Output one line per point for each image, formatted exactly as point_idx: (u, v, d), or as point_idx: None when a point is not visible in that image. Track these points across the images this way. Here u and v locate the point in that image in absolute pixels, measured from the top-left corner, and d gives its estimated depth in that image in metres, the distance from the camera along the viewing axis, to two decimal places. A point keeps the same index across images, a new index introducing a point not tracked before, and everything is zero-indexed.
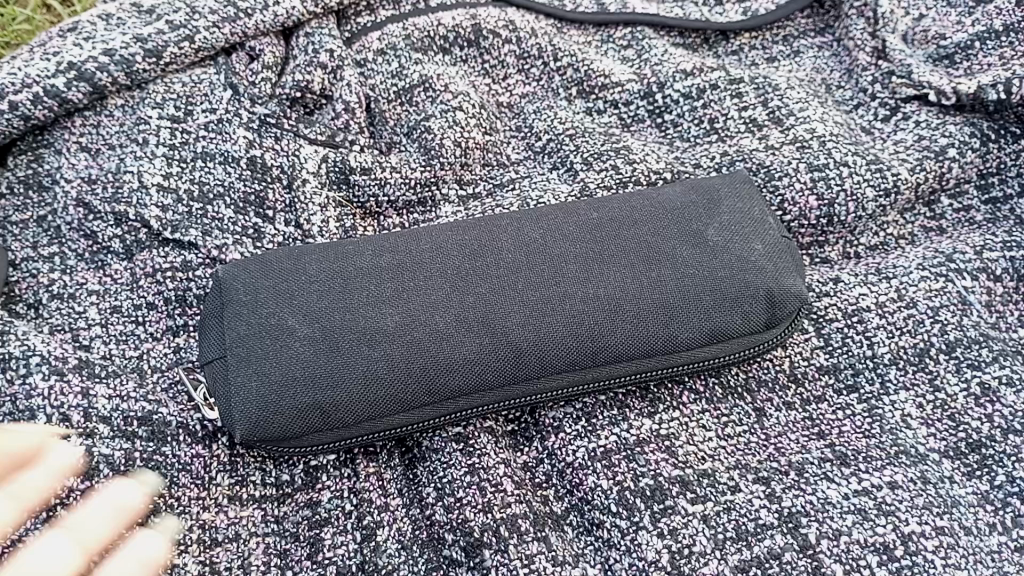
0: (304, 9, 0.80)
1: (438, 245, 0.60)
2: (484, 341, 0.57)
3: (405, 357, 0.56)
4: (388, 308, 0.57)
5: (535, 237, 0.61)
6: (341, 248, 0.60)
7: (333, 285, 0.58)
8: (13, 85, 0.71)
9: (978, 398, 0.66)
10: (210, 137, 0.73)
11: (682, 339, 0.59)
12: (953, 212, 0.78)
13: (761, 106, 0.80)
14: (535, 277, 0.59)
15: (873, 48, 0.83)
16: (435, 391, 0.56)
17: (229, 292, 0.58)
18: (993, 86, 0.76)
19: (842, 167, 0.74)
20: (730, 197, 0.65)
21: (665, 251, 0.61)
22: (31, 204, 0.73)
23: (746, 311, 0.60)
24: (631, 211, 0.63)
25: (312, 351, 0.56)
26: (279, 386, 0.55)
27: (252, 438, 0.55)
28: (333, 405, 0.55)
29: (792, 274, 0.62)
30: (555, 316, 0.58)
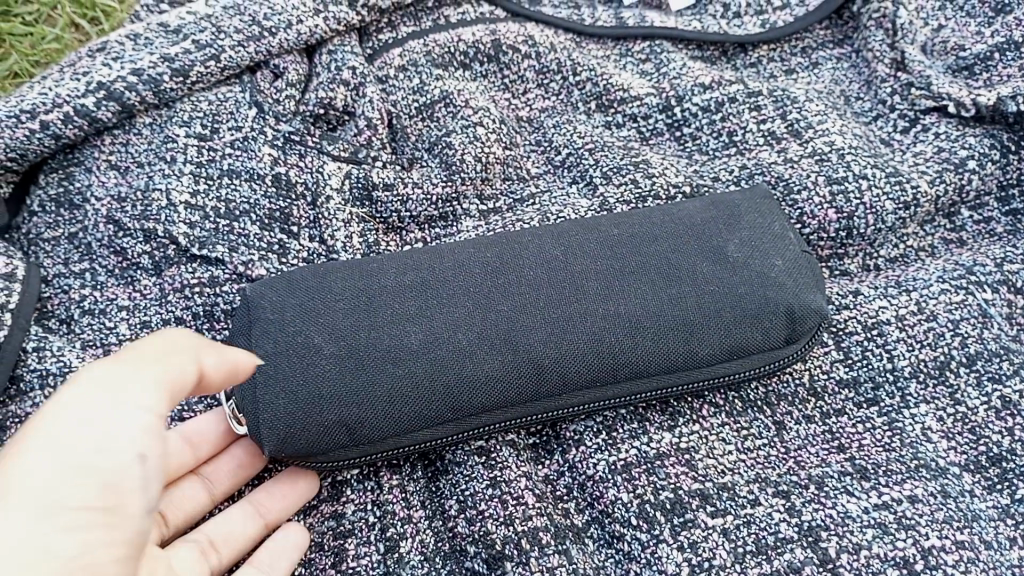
0: (328, 27, 0.81)
1: (460, 263, 0.61)
2: (507, 358, 0.58)
3: (429, 374, 0.57)
4: (412, 326, 0.58)
5: (556, 255, 0.62)
6: (365, 266, 0.61)
7: (358, 303, 0.59)
8: (44, 105, 0.73)
9: (999, 411, 0.66)
10: (236, 155, 0.75)
11: (701, 356, 0.60)
12: (973, 224, 0.78)
13: (780, 118, 0.80)
14: (557, 294, 0.60)
15: (892, 59, 0.83)
16: (458, 407, 0.57)
17: (256, 312, 0.59)
18: (1012, 97, 0.77)
19: (861, 180, 0.75)
20: (750, 212, 0.65)
21: (685, 268, 0.61)
22: (63, 221, 0.74)
23: (766, 327, 0.61)
24: (651, 228, 0.64)
25: (338, 368, 0.57)
26: (305, 404, 0.56)
27: (281, 454, 0.57)
28: (359, 420, 0.57)
29: (813, 289, 0.62)
30: (576, 333, 0.58)
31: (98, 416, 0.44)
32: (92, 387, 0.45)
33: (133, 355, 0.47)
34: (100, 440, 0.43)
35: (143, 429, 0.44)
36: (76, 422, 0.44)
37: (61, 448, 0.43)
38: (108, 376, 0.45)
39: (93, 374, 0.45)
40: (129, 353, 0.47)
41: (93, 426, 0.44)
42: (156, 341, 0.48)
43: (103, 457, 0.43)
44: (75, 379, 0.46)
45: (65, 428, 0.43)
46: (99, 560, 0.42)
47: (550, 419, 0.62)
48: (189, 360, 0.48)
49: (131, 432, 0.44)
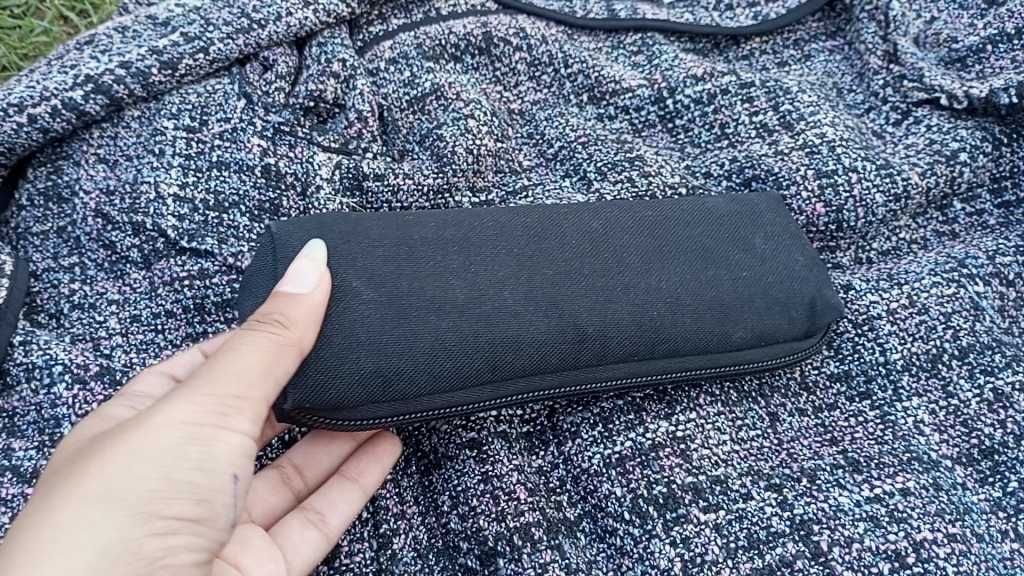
0: (318, 20, 0.81)
1: (501, 225, 0.59)
2: (553, 320, 0.55)
3: (473, 331, 0.54)
4: (456, 281, 0.55)
5: (595, 227, 0.61)
6: (400, 220, 0.59)
7: (398, 252, 0.56)
8: (32, 99, 0.72)
9: (991, 403, 0.65)
10: (225, 146, 0.74)
11: (734, 338, 0.59)
12: (965, 216, 0.78)
13: (772, 110, 0.80)
14: (599, 264, 0.58)
15: (884, 51, 0.83)
16: (499, 367, 0.54)
17: (285, 250, 0.54)
18: (1004, 90, 0.76)
19: (852, 173, 0.74)
20: (771, 211, 0.66)
21: (719, 252, 0.62)
22: (51, 216, 0.74)
23: (792, 317, 0.61)
24: (683, 213, 0.64)
25: (376, 316, 0.52)
26: (343, 351, 0.51)
27: (304, 406, 0.51)
28: (395, 374, 0.52)
29: (831, 287, 0.64)
30: (619, 303, 0.57)
31: (200, 435, 0.47)
32: (201, 401, 0.47)
33: (237, 367, 0.48)
34: (202, 459, 0.47)
35: (237, 451, 0.48)
36: (182, 438, 0.46)
37: (168, 463, 0.46)
38: (217, 398, 0.47)
39: (202, 388, 0.48)
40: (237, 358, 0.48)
41: (195, 445, 0.47)
42: (266, 343, 0.48)
43: (200, 473, 0.46)
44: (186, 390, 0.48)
45: (173, 443, 0.46)
46: (184, 559, 0.45)
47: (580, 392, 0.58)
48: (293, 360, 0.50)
49: (228, 455, 0.48)
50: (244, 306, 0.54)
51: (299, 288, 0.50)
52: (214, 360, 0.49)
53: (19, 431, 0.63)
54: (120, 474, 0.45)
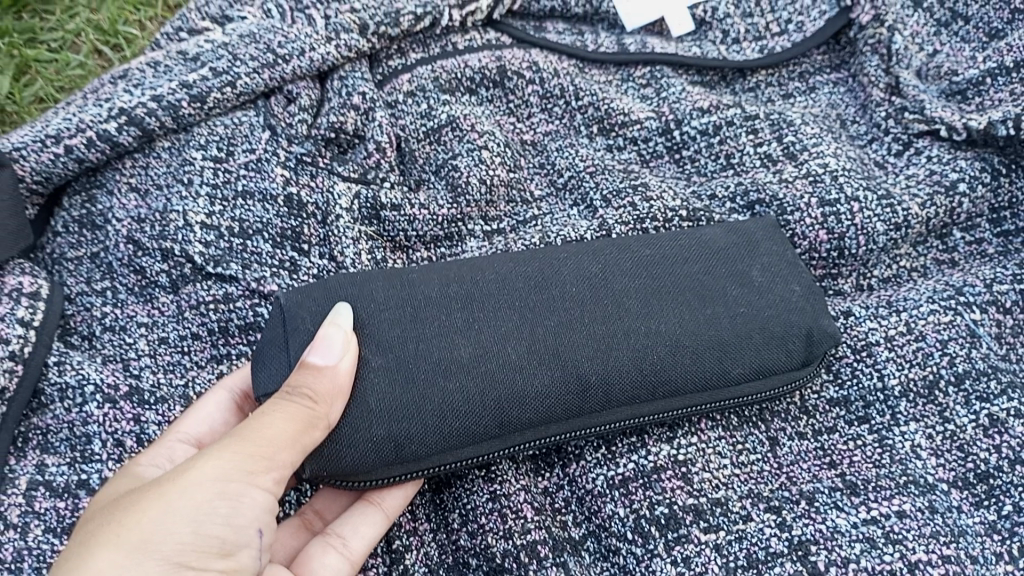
0: (339, 54, 0.85)
1: (502, 276, 0.62)
2: (556, 373, 0.58)
3: (480, 390, 0.57)
4: (460, 339, 0.58)
5: (595, 271, 0.63)
6: (405, 277, 0.61)
7: (404, 314, 0.58)
8: (69, 130, 0.77)
9: (987, 428, 0.67)
10: (250, 176, 0.78)
11: (733, 375, 0.62)
12: (965, 245, 0.80)
13: (776, 141, 0.82)
14: (600, 310, 0.61)
15: (887, 84, 0.86)
16: (505, 422, 0.57)
17: (295, 322, 0.58)
18: (1002, 121, 0.78)
19: (853, 202, 0.77)
20: (766, 240, 0.69)
21: (717, 289, 0.64)
22: (85, 241, 0.78)
23: (790, 349, 0.63)
24: (679, 251, 0.66)
25: (386, 382, 0.56)
26: (355, 419, 0.55)
27: (322, 473, 0.56)
28: (407, 438, 0.56)
29: (827, 315, 0.66)
30: (620, 349, 0.60)
31: (233, 494, 0.51)
32: (231, 460, 0.51)
33: (270, 434, 0.52)
34: (230, 513, 0.51)
35: (261, 506, 0.52)
36: (213, 494, 0.50)
37: (200, 517, 0.50)
38: (248, 459, 0.51)
39: (233, 447, 0.51)
40: (273, 425, 0.52)
41: (227, 502, 0.50)
42: (296, 415, 0.52)
43: (229, 528, 0.51)
44: (222, 450, 0.51)
45: (205, 499, 0.50)
46: None
47: (585, 435, 0.62)
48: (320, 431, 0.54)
49: (253, 510, 0.52)
50: (260, 378, 0.57)
51: (326, 360, 0.54)
52: (251, 423, 0.52)
53: (52, 446, 0.67)
54: (158, 526, 0.48)
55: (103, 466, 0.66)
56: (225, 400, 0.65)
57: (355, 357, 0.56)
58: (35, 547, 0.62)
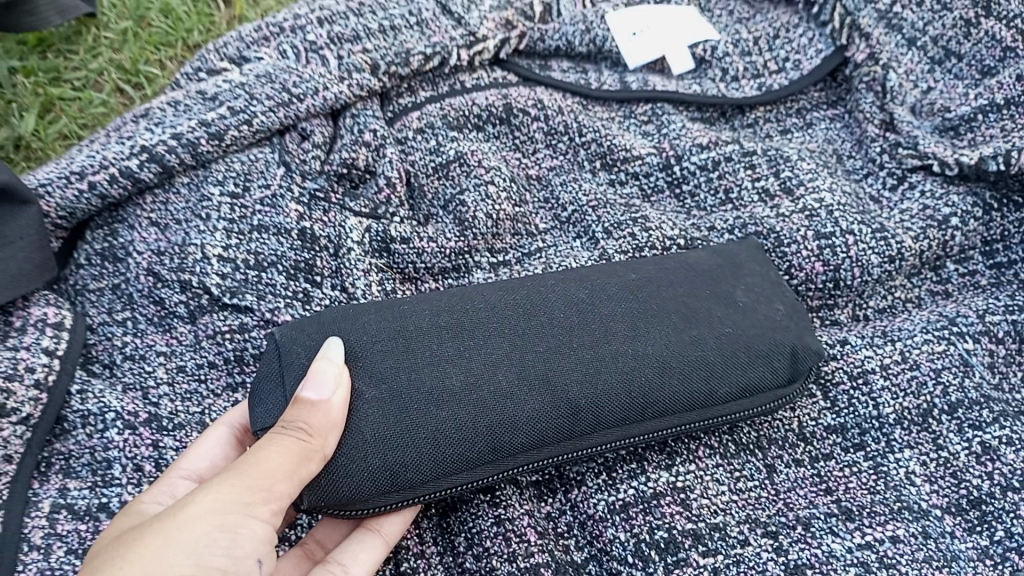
0: (351, 93, 0.88)
1: (492, 304, 0.64)
2: (546, 398, 0.61)
3: (472, 416, 0.59)
4: (453, 367, 0.60)
5: (582, 297, 0.66)
6: (397, 309, 0.64)
7: (396, 344, 0.61)
8: (93, 167, 0.80)
9: (979, 456, 0.69)
10: (265, 211, 0.81)
11: (720, 394, 0.64)
12: (958, 276, 0.82)
13: (773, 176, 0.85)
14: (588, 335, 0.63)
15: (881, 120, 0.89)
16: (498, 447, 0.59)
17: (288, 357, 0.60)
18: (993, 157, 0.80)
19: (848, 235, 0.79)
20: (750, 262, 0.72)
21: (702, 311, 0.66)
22: (107, 273, 0.81)
23: (775, 366, 0.66)
24: (665, 275, 0.69)
25: (379, 413, 0.58)
26: (350, 449, 0.57)
27: (319, 504, 0.58)
28: (402, 466, 0.58)
29: (812, 334, 0.68)
30: (608, 373, 0.62)
31: (233, 525, 0.52)
32: (231, 493, 0.52)
33: (269, 465, 0.53)
34: (230, 545, 0.51)
35: (259, 537, 0.53)
36: (214, 526, 0.51)
37: (201, 550, 0.50)
38: (248, 490, 0.52)
39: (233, 480, 0.52)
40: (271, 457, 0.53)
41: (227, 534, 0.51)
42: (293, 448, 0.54)
43: (229, 559, 0.51)
44: (221, 482, 0.52)
45: (206, 531, 0.50)
46: None
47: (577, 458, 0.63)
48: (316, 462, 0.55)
49: (253, 541, 0.53)
50: (256, 412, 0.59)
51: (320, 394, 0.56)
52: (249, 455, 0.53)
53: (73, 471, 0.69)
54: (159, 559, 0.49)
55: (122, 489, 0.68)
56: (225, 434, 0.66)
57: (348, 388, 0.58)
58: (57, 567, 0.64)
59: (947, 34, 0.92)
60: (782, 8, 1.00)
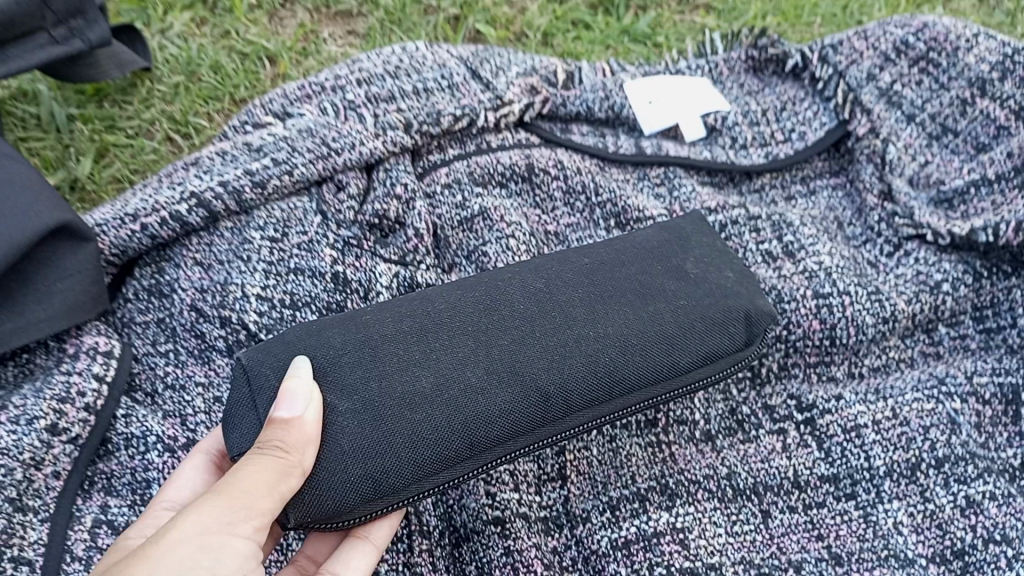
0: (387, 149, 0.94)
1: (452, 304, 0.67)
2: (515, 390, 0.64)
3: (445, 417, 0.62)
4: (421, 371, 0.63)
5: (539, 287, 0.68)
6: (358, 319, 0.67)
7: (362, 354, 0.64)
8: (146, 209, 0.87)
9: (964, 509, 0.75)
10: (302, 255, 0.88)
11: (684, 363, 0.68)
12: (950, 339, 0.87)
13: (776, 240, 0.90)
14: (548, 322, 0.66)
15: (880, 190, 0.94)
16: (475, 443, 0.63)
17: (258, 380, 0.63)
18: (982, 229, 0.85)
19: (845, 296, 0.84)
20: (696, 233, 0.76)
21: (656, 286, 0.70)
22: (153, 307, 0.87)
23: (731, 332, 0.69)
24: (617, 254, 0.72)
25: (356, 423, 0.62)
26: (329, 463, 0.61)
27: (307, 518, 0.61)
28: (383, 473, 0.61)
29: (760, 295, 0.72)
30: (573, 357, 0.65)
31: (215, 546, 0.55)
32: (211, 511, 0.55)
33: (247, 486, 0.56)
34: (213, 565, 0.54)
35: (243, 554, 0.56)
36: (196, 550, 0.54)
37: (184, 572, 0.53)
38: (227, 511, 0.55)
39: (209, 503, 0.55)
40: (249, 478, 0.57)
41: (210, 555, 0.54)
42: (270, 465, 0.58)
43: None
44: (199, 508, 0.55)
45: (186, 555, 0.53)
46: None
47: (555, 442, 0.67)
48: (295, 477, 0.59)
49: (237, 558, 0.56)
50: (232, 438, 0.62)
51: (291, 413, 0.60)
52: (227, 478, 0.57)
53: (115, 490, 0.76)
54: None
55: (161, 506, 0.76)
56: (204, 461, 0.70)
57: (321, 406, 0.61)
58: None
59: (944, 111, 0.98)
60: (790, 82, 1.07)
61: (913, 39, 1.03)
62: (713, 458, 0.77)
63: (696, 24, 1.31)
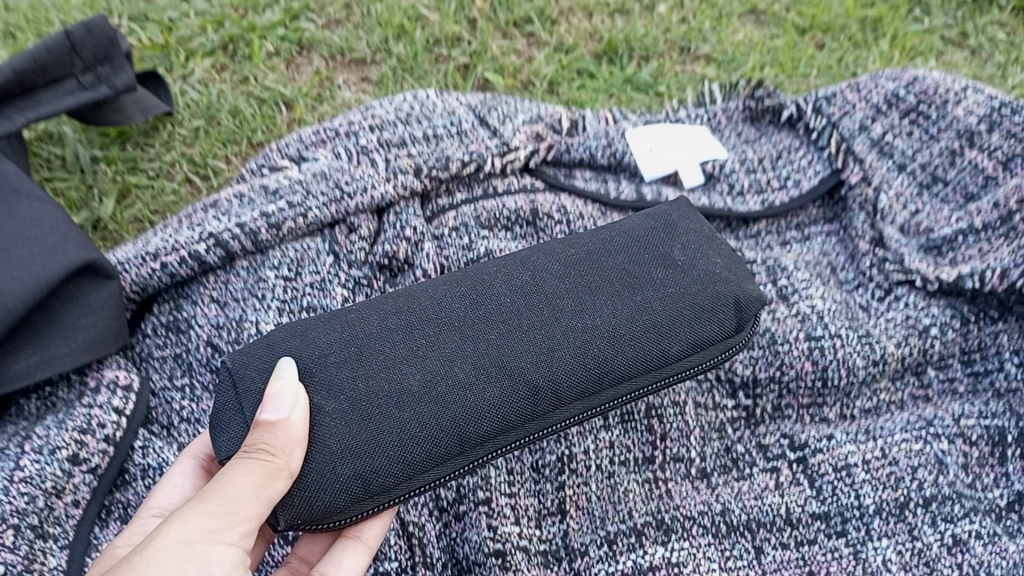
0: (396, 193, 0.98)
1: (437, 299, 0.70)
2: (504, 384, 0.66)
3: (433, 414, 0.64)
4: (407, 368, 0.66)
5: (525, 280, 0.71)
6: (345, 319, 0.69)
7: (348, 353, 0.66)
8: (166, 248, 0.91)
9: (950, 547, 0.79)
10: (315, 293, 0.93)
11: (674, 352, 0.70)
12: (938, 382, 0.90)
13: (771, 284, 0.93)
14: (536, 314, 0.69)
15: (872, 237, 0.98)
16: (465, 439, 0.65)
17: (244, 383, 0.66)
18: (969, 276, 0.89)
19: (836, 338, 0.87)
20: (682, 220, 0.79)
21: (644, 275, 0.72)
22: (170, 343, 0.90)
23: (721, 318, 0.72)
24: (604, 245, 0.75)
25: (342, 423, 0.64)
26: (317, 464, 0.63)
27: (296, 521, 0.63)
28: (372, 473, 0.64)
29: (751, 281, 0.75)
30: (561, 349, 0.67)
31: (201, 553, 0.57)
32: (196, 521, 0.58)
33: (232, 492, 0.59)
34: (200, 570, 0.57)
35: (230, 560, 0.58)
36: (181, 557, 0.56)
37: None
38: (212, 518, 0.58)
39: (194, 511, 0.58)
40: (235, 483, 0.59)
41: (197, 562, 0.57)
42: (256, 468, 0.60)
43: None
44: (184, 516, 0.58)
45: (172, 561, 0.56)
46: None
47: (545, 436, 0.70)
48: (282, 481, 0.61)
49: (223, 562, 0.58)
50: (220, 441, 0.64)
51: (277, 415, 0.61)
52: (213, 485, 0.59)
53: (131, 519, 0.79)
54: None
55: None
56: (192, 465, 0.74)
57: (308, 405, 0.64)
58: None
59: (934, 161, 1.02)
60: (785, 132, 1.12)
61: (903, 92, 1.07)
62: (708, 495, 0.81)
63: (697, 74, 1.36)
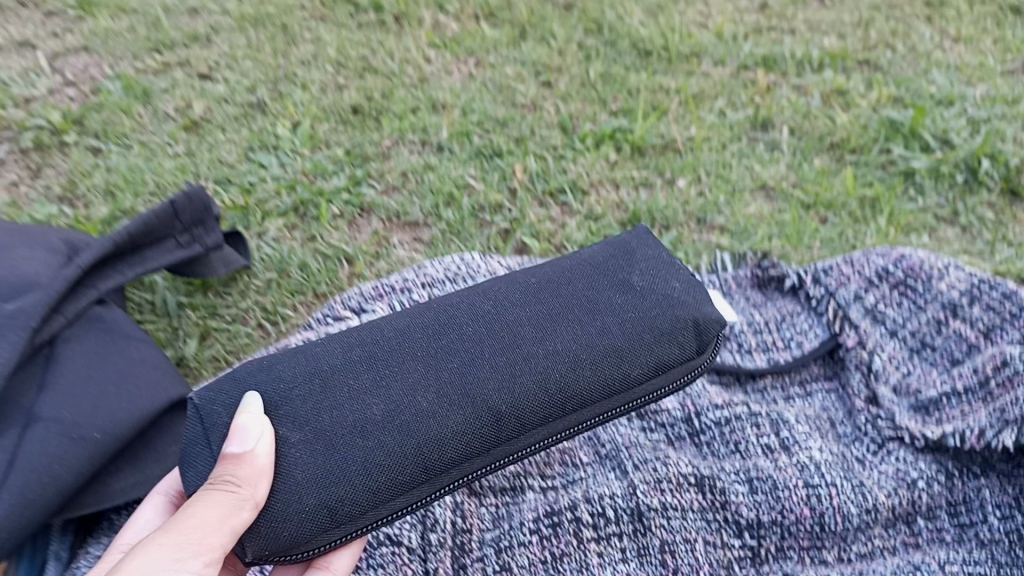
0: None
1: (400, 331, 0.80)
2: (468, 411, 0.76)
3: (398, 443, 0.73)
4: (373, 399, 0.74)
5: (486, 309, 0.82)
6: (312, 353, 0.78)
7: (313, 386, 0.75)
8: None
9: None
10: None
11: (634, 374, 0.82)
12: (927, 530, 0.99)
13: (774, 434, 1.04)
14: (498, 343, 0.79)
15: (866, 395, 1.10)
16: (428, 465, 0.74)
17: (212, 419, 0.74)
18: (951, 435, 0.99)
19: (832, 487, 0.98)
20: (639, 248, 0.91)
21: (602, 302, 0.84)
22: None
23: (681, 342, 0.84)
24: (563, 275, 0.86)
25: (308, 451, 0.72)
26: (282, 492, 0.70)
27: (261, 554, 0.70)
28: (337, 502, 0.72)
29: (708, 305, 0.87)
30: (524, 375, 0.78)
31: None
32: (163, 550, 0.64)
33: (199, 523, 0.66)
34: None
35: None
36: None
37: None
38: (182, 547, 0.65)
39: (164, 541, 0.65)
40: (202, 515, 0.66)
41: None
42: (224, 497, 0.67)
43: None
44: (154, 546, 0.65)
45: None
46: None
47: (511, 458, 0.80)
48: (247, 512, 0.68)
49: None
50: (188, 475, 0.72)
51: (242, 448, 0.69)
52: (180, 517, 0.66)
53: None
54: None
55: None
56: (161, 501, 0.84)
57: (274, 437, 0.72)
58: None
59: (922, 329, 1.15)
60: (789, 298, 1.25)
61: (892, 267, 1.20)
62: None
63: (711, 242, 1.51)
